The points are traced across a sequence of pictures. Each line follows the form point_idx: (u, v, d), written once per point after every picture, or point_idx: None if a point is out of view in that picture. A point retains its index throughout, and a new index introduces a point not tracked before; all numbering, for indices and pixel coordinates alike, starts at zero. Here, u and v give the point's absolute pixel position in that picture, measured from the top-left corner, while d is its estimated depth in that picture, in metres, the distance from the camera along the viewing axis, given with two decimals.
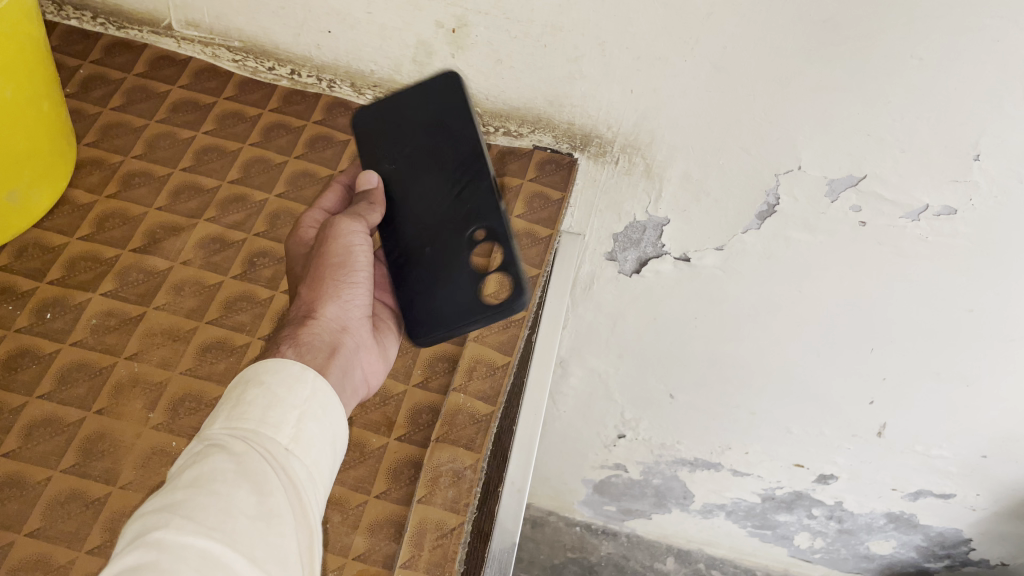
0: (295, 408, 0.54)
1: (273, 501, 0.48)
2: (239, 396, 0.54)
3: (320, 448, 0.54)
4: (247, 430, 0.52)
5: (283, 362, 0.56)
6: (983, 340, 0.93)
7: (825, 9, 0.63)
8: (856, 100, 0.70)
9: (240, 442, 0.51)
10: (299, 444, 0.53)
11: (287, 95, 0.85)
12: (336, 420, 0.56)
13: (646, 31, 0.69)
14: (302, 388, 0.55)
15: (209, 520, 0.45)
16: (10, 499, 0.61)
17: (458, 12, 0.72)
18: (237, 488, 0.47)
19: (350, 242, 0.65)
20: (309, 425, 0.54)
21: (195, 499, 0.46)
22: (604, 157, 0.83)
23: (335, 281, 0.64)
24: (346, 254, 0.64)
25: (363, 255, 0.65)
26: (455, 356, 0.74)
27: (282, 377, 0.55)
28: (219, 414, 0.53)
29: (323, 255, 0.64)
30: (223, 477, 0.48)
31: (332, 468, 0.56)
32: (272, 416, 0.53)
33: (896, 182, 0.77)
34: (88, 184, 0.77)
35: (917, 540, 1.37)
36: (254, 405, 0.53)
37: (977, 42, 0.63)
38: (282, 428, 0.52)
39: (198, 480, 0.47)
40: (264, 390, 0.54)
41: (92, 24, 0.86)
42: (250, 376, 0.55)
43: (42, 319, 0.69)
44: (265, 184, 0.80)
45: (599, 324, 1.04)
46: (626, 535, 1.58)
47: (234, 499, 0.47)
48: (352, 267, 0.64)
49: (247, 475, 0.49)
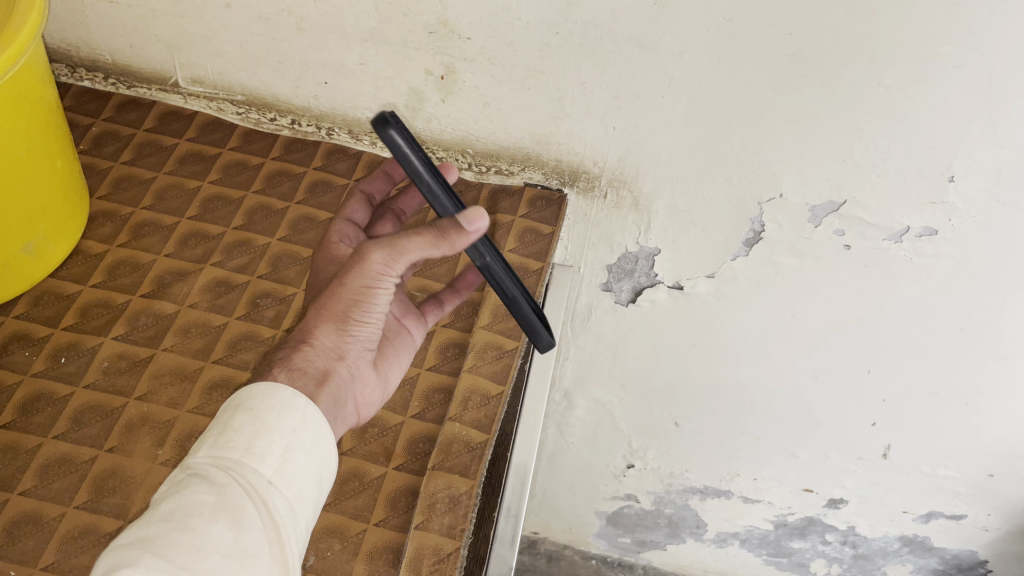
0: (282, 436, 0.55)
1: (249, 539, 0.51)
2: (227, 420, 0.55)
3: (306, 478, 0.56)
4: (231, 459, 0.53)
5: (275, 387, 0.57)
6: (980, 360, 0.94)
7: (791, 43, 0.67)
8: (831, 129, 0.73)
9: (223, 473, 0.53)
10: (283, 476, 0.54)
11: (288, 143, 0.89)
12: (324, 449, 0.58)
13: (623, 71, 0.73)
14: (292, 415, 0.56)
15: (180, 558, 0.48)
16: (27, 535, 0.64)
17: (445, 60, 0.76)
18: (212, 524, 0.50)
19: (374, 279, 0.60)
20: (296, 455, 0.55)
21: (169, 535, 0.49)
22: (592, 191, 0.85)
23: (344, 316, 0.61)
24: (359, 292, 0.60)
25: (378, 294, 0.61)
26: (450, 387, 0.76)
27: (273, 403, 0.56)
28: (207, 438, 0.55)
29: (340, 285, 0.60)
30: (199, 511, 0.50)
31: (317, 497, 0.57)
32: (257, 445, 0.54)
33: (876, 207, 0.79)
34: (101, 235, 0.82)
35: (933, 563, 1.36)
36: (241, 433, 0.54)
37: (941, 69, 0.66)
38: (266, 459, 0.54)
39: (174, 514, 0.50)
40: (253, 416, 0.55)
41: (104, 85, 0.91)
42: (240, 400, 0.56)
43: (57, 364, 0.73)
44: (267, 228, 0.83)
45: (600, 355, 1.06)
46: (643, 567, 1.57)
47: (208, 537, 0.49)
48: (366, 307, 0.61)
49: (225, 509, 0.51)
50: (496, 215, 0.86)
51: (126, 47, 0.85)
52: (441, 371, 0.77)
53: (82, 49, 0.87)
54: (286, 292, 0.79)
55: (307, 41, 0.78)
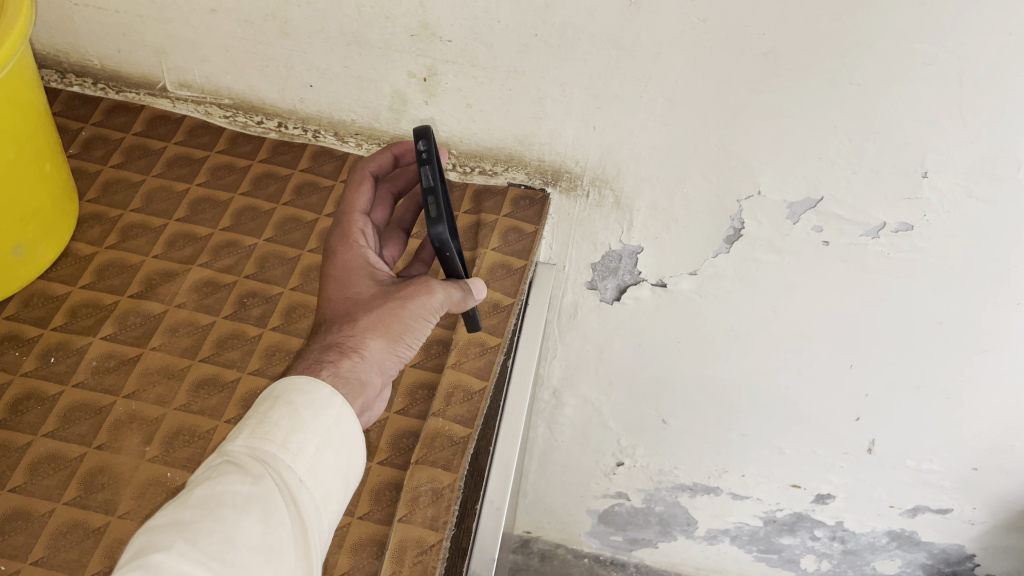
0: (317, 435, 0.55)
1: (276, 535, 0.51)
2: (266, 411, 0.55)
3: (334, 478, 0.56)
4: (267, 452, 0.53)
5: (314, 384, 0.56)
6: (961, 354, 0.96)
7: (764, 43, 0.68)
8: (805, 126, 0.74)
9: (258, 465, 0.52)
10: (313, 475, 0.54)
11: (274, 146, 0.90)
12: (353, 450, 0.57)
13: (601, 71, 0.74)
14: (328, 413, 0.56)
15: (210, 549, 0.48)
16: (17, 530, 0.65)
17: (427, 63, 0.78)
18: (244, 517, 0.50)
19: (428, 307, 0.62)
20: (328, 455, 0.55)
21: (200, 523, 0.49)
22: (575, 191, 0.87)
23: (393, 336, 0.61)
24: (414, 317, 0.62)
25: (425, 323, 0.63)
26: (433, 383, 0.78)
27: (311, 400, 0.55)
28: (245, 425, 0.55)
29: (400, 306, 0.61)
30: (231, 502, 0.50)
31: (342, 497, 0.57)
32: (294, 441, 0.54)
33: (852, 203, 0.80)
34: (90, 237, 0.83)
35: (921, 558, 1.37)
36: (279, 426, 0.54)
37: (911, 67, 0.67)
38: (300, 457, 0.53)
39: (206, 502, 0.50)
40: (291, 410, 0.55)
41: (93, 90, 0.92)
42: (280, 392, 0.56)
43: (47, 363, 0.74)
44: (254, 229, 0.84)
45: (587, 353, 1.08)
46: (635, 566, 1.58)
47: (239, 530, 0.49)
48: (414, 332, 0.62)
49: (257, 502, 0.51)
50: (479, 215, 0.87)
51: (115, 52, 0.86)
52: (424, 368, 0.79)
53: (71, 55, 0.88)
54: (272, 291, 0.80)
55: (292, 44, 0.80)
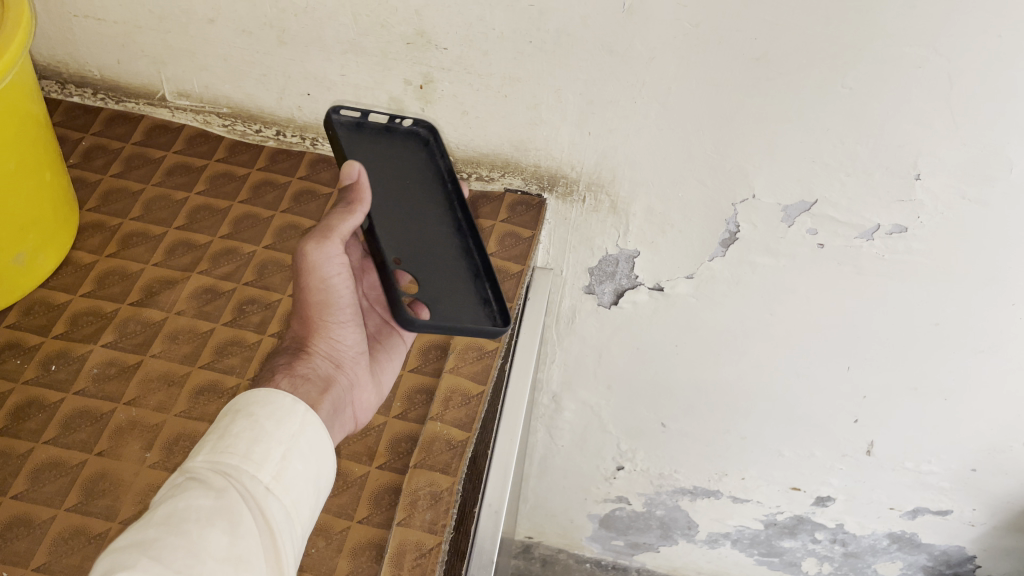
0: (280, 443, 0.57)
1: (244, 544, 0.52)
2: (226, 426, 0.57)
3: (303, 486, 0.57)
4: (230, 464, 0.55)
5: (273, 395, 0.59)
6: (956, 355, 0.96)
7: (756, 47, 0.69)
8: (798, 129, 0.75)
9: (221, 478, 0.54)
10: (280, 483, 0.55)
11: (273, 154, 0.91)
12: (320, 458, 0.59)
13: (595, 77, 0.75)
14: (291, 422, 0.58)
15: (177, 563, 0.49)
16: (19, 536, 0.65)
17: (423, 70, 0.78)
18: (209, 529, 0.51)
19: (324, 271, 0.65)
20: (292, 462, 0.57)
21: (165, 539, 0.49)
22: (571, 196, 0.87)
23: (323, 321, 0.67)
24: (323, 291, 0.65)
25: (336, 284, 0.65)
26: (432, 388, 0.78)
27: (272, 410, 0.58)
28: (207, 442, 0.57)
29: (302, 286, 0.65)
30: (196, 516, 0.51)
31: (314, 504, 0.59)
32: (256, 451, 0.56)
33: (846, 205, 0.81)
34: (90, 246, 0.83)
35: (922, 559, 1.37)
36: (240, 438, 0.56)
37: (902, 69, 0.68)
38: (264, 466, 0.55)
39: (170, 518, 0.51)
40: (252, 423, 0.57)
41: (93, 100, 0.93)
42: (240, 406, 0.58)
43: (48, 371, 0.75)
44: (253, 236, 0.85)
45: (585, 357, 1.08)
46: (637, 570, 1.58)
47: (206, 542, 0.50)
48: (335, 303, 0.66)
49: (222, 514, 0.52)
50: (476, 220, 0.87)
51: (114, 63, 0.87)
52: (423, 372, 0.79)
53: (71, 66, 0.89)
54: (272, 298, 0.81)
55: (289, 54, 0.80)
